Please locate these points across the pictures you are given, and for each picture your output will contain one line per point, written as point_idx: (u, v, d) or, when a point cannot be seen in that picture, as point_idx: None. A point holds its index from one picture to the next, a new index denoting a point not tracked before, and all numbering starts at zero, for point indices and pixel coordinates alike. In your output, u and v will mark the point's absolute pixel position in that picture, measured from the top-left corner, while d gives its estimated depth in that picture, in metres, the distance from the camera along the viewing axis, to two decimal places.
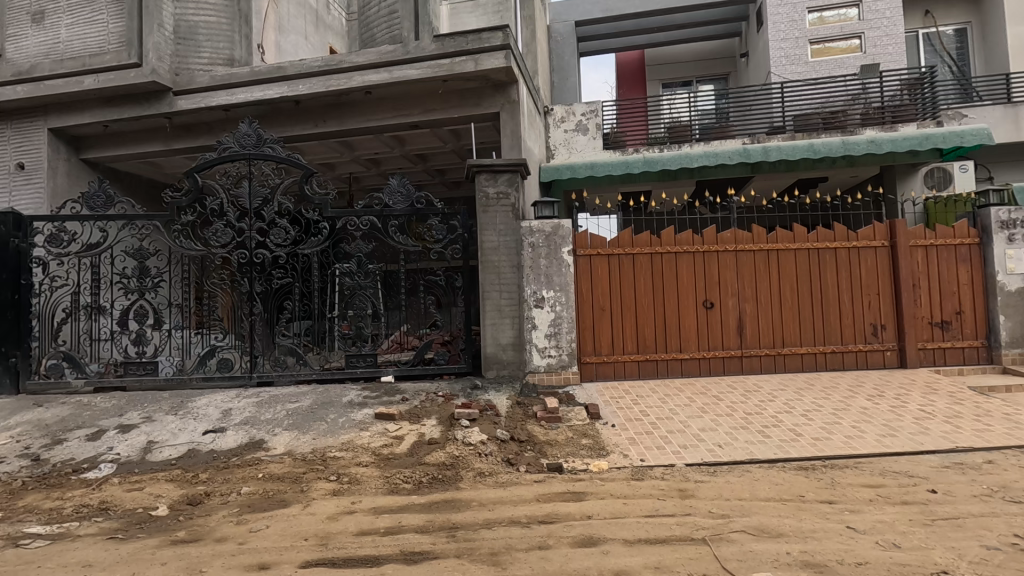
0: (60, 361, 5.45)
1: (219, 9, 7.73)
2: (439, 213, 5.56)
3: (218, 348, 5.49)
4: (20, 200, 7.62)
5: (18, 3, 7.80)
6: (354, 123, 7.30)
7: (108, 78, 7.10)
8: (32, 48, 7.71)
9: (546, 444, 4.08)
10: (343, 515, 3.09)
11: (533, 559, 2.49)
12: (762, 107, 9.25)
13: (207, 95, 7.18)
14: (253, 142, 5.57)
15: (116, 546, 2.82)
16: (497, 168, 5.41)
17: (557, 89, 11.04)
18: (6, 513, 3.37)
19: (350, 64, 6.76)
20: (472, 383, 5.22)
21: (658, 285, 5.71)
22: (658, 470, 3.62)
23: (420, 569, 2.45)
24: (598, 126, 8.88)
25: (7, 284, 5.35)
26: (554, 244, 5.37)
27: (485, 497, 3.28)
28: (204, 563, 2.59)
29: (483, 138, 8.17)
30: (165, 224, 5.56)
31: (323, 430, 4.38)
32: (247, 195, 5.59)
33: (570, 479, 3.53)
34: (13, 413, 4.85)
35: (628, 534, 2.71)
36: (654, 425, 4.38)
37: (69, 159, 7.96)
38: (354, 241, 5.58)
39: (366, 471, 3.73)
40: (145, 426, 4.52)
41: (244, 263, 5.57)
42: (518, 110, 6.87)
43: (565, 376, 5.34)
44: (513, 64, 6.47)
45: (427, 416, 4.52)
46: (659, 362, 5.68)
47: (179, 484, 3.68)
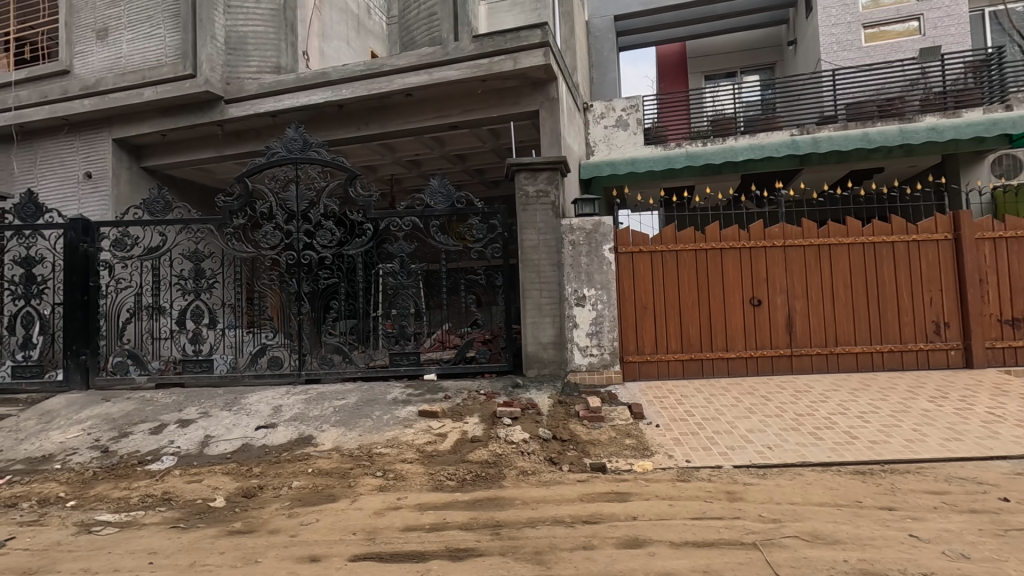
0: (124, 358, 5.76)
1: (267, 19, 8.01)
2: (479, 213, 5.58)
3: (268, 347, 5.67)
4: (88, 207, 8.10)
5: (85, 22, 8.30)
6: (395, 125, 7.43)
7: (166, 89, 7.49)
8: (97, 63, 8.18)
9: (588, 443, 4.05)
10: (389, 510, 3.15)
11: (578, 559, 2.47)
12: (812, 96, 8.90)
13: (257, 102, 7.47)
14: (300, 146, 5.74)
15: (178, 535, 2.97)
16: (536, 167, 5.41)
17: (596, 85, 10.93)
18: (80, 501, 3.60)
19: (390, 68, 6.88)
20: (513, 381, 5.24)
21: (703, 282, 5.58)
22: (704, 471, 3.54)
23: (465, 567, 2.46)
24: (639, 121, 8.74)
25: (77, 285, 5.69)
26: (595, 241, 5.31)
27: (529, 496, 3.28)
28: (259, 553, 2.69)
29: (522, 137, 8.18)
30: (218, 227, 5.79)
31: (369, 426, 4.49)
32: (294, 198, 5.77)
33: (614, 479, 3.49)
34: (82, 408, 5.15)
35: (675, 536, 2.66)
36: (699, 425, 4.29)
37: (131, 167, 8.40)
38: (396, 241, 5.68)
39: (411, 467, 3.79)
40: (202, 421, 4.74)
41: (292, 264, 5.75)
42: (558, 106, 6.83)
43: (608, 375, 5.28)
44: (552, 61, 6.43)
45: (469, 414, 4.57)
46: (704, 361, 5.55)
47: (235, 477, 3.84)
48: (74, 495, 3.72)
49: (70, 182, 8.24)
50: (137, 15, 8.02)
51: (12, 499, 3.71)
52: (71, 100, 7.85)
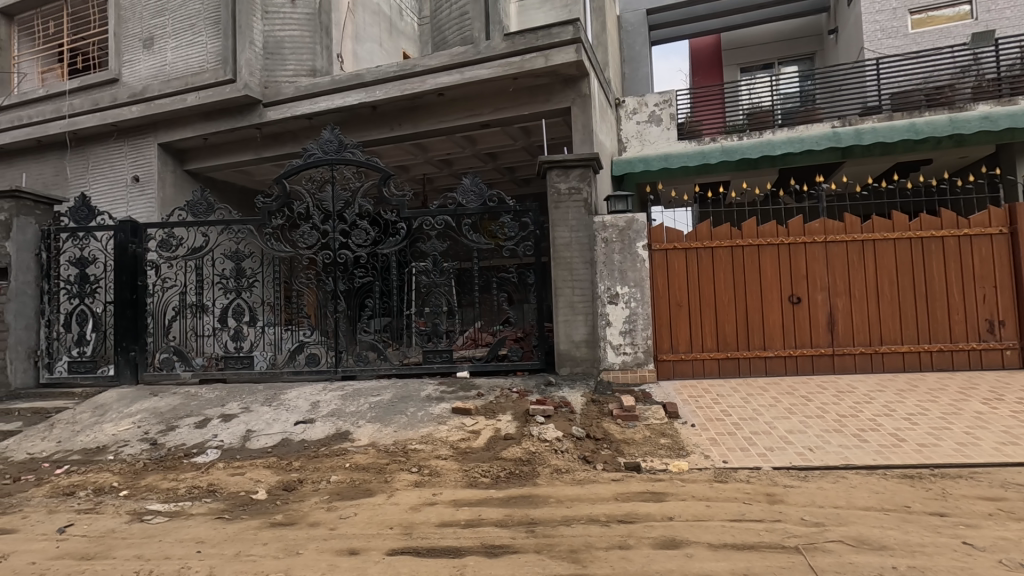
0: (170, 354, 5.98)
1: (302, 24, 8.19)
2: (511, 211, 5.60)
3: (306, 344, 5.82)
4: (136, 209, 8.44)
5: (132, 32, 8.65)
6: (428, 125, 7.50)
7: (207, 94, 7.74)
8: (144, 71, 8.51)
9: (623, 442, 4.01)
10: (425, 506, 3.19)
11: (614, 559, 2.45)
12: (855, 86, 8.60)
13: (294, 105, 7.66)
14: (335, 147, 5.86)
15: (223, 526, 3.07)
16: (568, 164, 5.38)
17: (628, 80, 10.81)
18: (132, 491, 3.77)
19: (423, 68, 6.95)
20: (545, 380, 5.22)
21: (740, 279, 5.46)
22: (743, 473, 3.46)
23: (501, 563, 2.48)
24: (672, 116, 8.60)
25: (126, 285, 5.94)
26: (628, 238, 5.26)
27: (564, 493, 3.27)
28: (300, 545, 2.76)
29: (554, 134, 8.15)
30: (257, 228, 5.95)
31: (404, 423, 4.55)
32: (330, 199, 5.90)
33: (649, 478, 3.45)
34: (133, 402, 5.38)
35: (712, 537, 2.61)
36: (736, 425, 4.20)
37: (175, 170, 8.71)
38: (429, 240, 5.74)
39: (446, 464, 3.83)
40: (243, 416, 4.89)
41: (329, 263, 5.88)
42: (590, 103, 6.77)
43: (642, 374, 5.22)
44: (584, 57, 6.39)
45: (502, 412, 4.58)
46: (741, 360, 5.44)
47: (276, 471, 3.95)
48: (126, 484, 3.90)
49: (119, 186, 8.60)
50: (180, 24, 8.31)
51: (70, 487, 3.91)
52: (120, 108, 8.20)
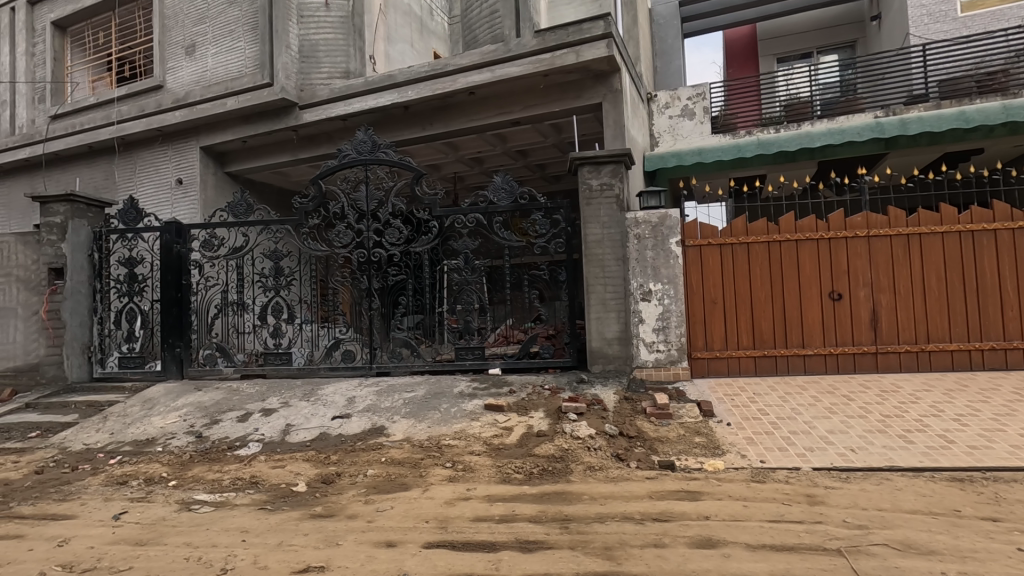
0: (213, 351, 6.19)
1: (336, 26, 8.35)
2: (542, 208, 5.60)
3: (342, 341, 5.95)
4: (180, 211, 8.76)
5: (175, 40, 8.97)
6: (459, 123, 7.56)
7: (246, 98, 7.97)
8: (186, 78, 8.82)
9: (657, 440, 3.98)
10: (460, 500, 3.23)
11: (649, 557, 2.44)
12: (900, 73, 8.29)
13: (328, 107, 7.83)
14: (369, 148, 5.97)
15: (266, 516, 3.17)
16: (600, 160, 5.34)
17: (660, 74, 10.67)
18: (179, 481, 3.93)
19: (454, 67, 7.00)
20: (577, 377, 5.22)
21: (777, 275, 5.33)
22: (781, 473, 3.39)
23: (536, 558, 2.49)
24: (705, 110, 8.43)
25: (172, 283, 6.19)
26: (661, 234, 5.19)
27: (597, 491, 3.27)
28: (339, 536, 2.83)
29: (585, 130, 8.10)
30: (295, 228, 6.10)
31: (437, 419, 4.62)
32: (364, 198, 6.01)
33: (684, 477, 3.41)
34: (179, 396, 5.60)
35: (751, 538, 2.57)
36: (774, 425, 4.10)
37: (216, 173, 9.01)
38: (461, 238, 5.81)
39: (479, 459, 3.87)
40: (283, 410, 5.03)
41: (363, 262, 5.99)
42: (621, 98, 6.70)
43: (675, 372, 5.16)
44: (615, 52, 6.33)
45: (535, 409, 4.60)
46: (778, 358, 5.31)
47: (314, 464, 4.06)
48: (174, 475, 4.06)
49: (164, 189, 8.94)
50: (220, 30, 8.58)
51: (122, 477, 4.10)
52: (165, 113, 8.53)
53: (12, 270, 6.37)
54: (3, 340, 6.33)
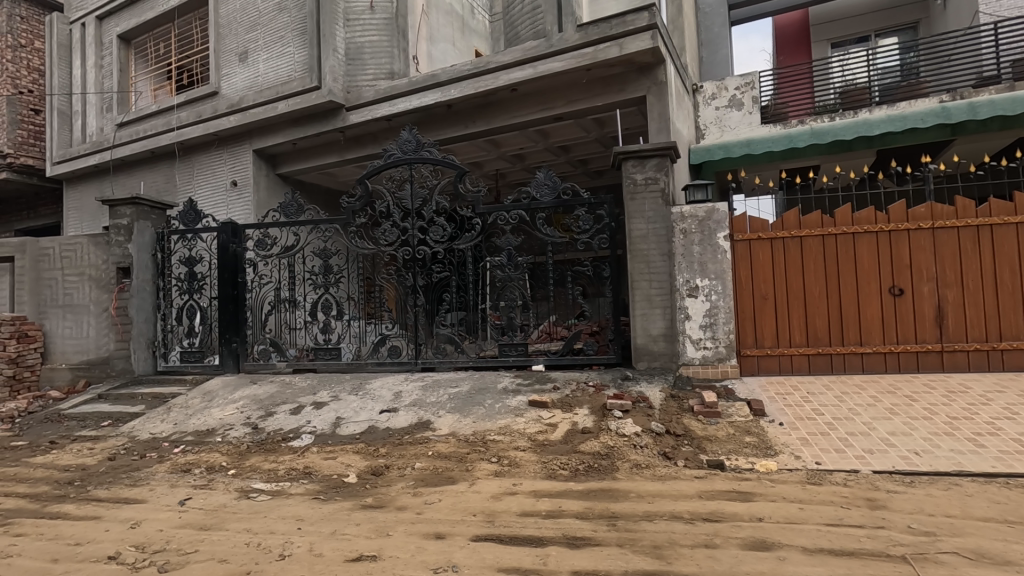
0: (267, 346, 6.44)
1: (381, 28, 8.51)
2: (586, 204, 5.56)
3: (388, 337, 6.07)
4: (235, 211, 9.13)
5: (229, 47, 9.34)
6: (501, 120, 7.58)
7: (296, 102, 8.24)
8: (239, 83, 9.19)
9: (705, 439, 3.89)
10: (506, 495, 3.26)
11: (700, 557, 2.39)
12: (968, 54, 7.84)
13: (374, 107, 8.01)
14: (413, 147, 6.07)
15: (320, 506, 3.29)
16: (644, 154, 5.25)
17: (706, 64, 10.39)
18: (238, 470, 4.11)
19: (496, 64, 7.03)
20: (622, 374, 5.16)
21: (833, 269, 5.12)
22: (840, 475, 3.26)
23: (583, 555, 2.48)
24: (755, 99, 8.15)
25: (229, 281, 6.48)
26: (708, 229, 5.07)
27: (644, 489, 3.23)
28: (390, 527, 2.89)
29: (628, 124, 7.98)
30: (343, 227, 6.25)
31: (482, 414, 4.66)
32: (409, 197, 6.12)
33: (735, 477, 3.33)
34: (236, 389, 5.86)
35: (808, 541, 2.48)
36: (830, 425, 3.95)
37: (268, 174, 9.34)
38: (504, 235, 5.83)
39: (524, 455, 3.89)
40: (333, 403, 5.19)
41: (408, 259, 6.10)
42: (666, 90, 6.57)
43: (723, 369, 5.02)
44: (660, 43, 6.22)
45: (579, 406, 4.58)
46: (834, 356, 5.10)
47: (364, 456, 4.17)
48: (234, 464, 4.26)
49: (220, 191, 9.33)
50: (271, 37, 8.89)
51: (186, 465, 4.33)
52: (221, 118, 8.93)
53: (85, 269, 6.81)
54: (77, 335, 6.77)
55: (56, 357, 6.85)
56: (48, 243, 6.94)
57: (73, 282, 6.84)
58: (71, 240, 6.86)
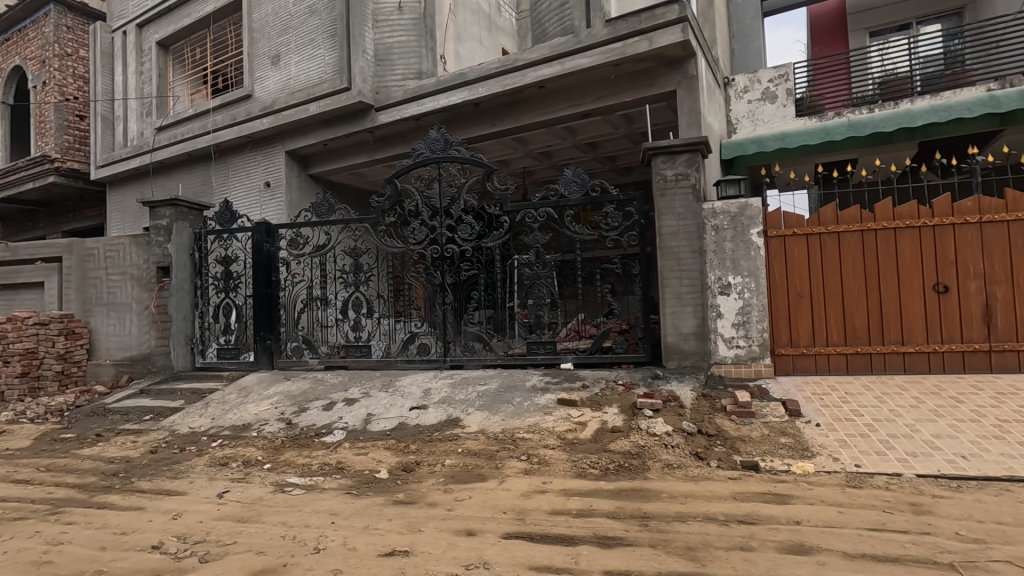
0: (300, 344, 6.57)
1: (409, 29, 8.59)
2: (615, 200, 5.51)
3: (417, 334, 6.13)
4: (268, 211, 9.34)
5: (262, 51, 9.55)
6: (528, 118, 7.56)
7: (326, 103, 8.38)
8: (272, 86, 9.38)
9: (739, 440, 3.81)
10: (536, 493, 3.25)
11: (735, 560, 2.35)
12: (1018, 40, 7.50)
13: (402, 107, 8.10)
14: (441, 146, 6.10)
15: (353, 500, 3.34)
16: (674, 149, 5.17)
17: (737, 57, 10.18)
18: (274, 464, 4.21)
19: (524, 62, 7.02)
20: (652, 372, 5.10)
21: (873, 266, 4.95)
22: (881, 479, 3.15)
23: (615, 554, 2.46)
24: (789, 92, 7.95)
25: (263, 280, 6.64)
26: (741, 225, 4.97)
27: (676, 489, 3.18)
28: (421, 523, 2.92)
29: (657, 120, 7.87)
30: (373, 226, 6.33)
31: (510, 412, 4.66)
32: (437, 195, 6.15)
33: (770, 479, 3.25)
34: (270, 385, 6.00)
35: (848, 546, 2.41)
36: (870, 427, 3.82)
37: (300, 175, 9.52)
38: (532, 233, 5.82)
39: (554, 453, 3.87)
40: (364, 400, 5.27)
41: (436, 257, 6.14)
42: (697, 84, 6.46)
43: (756, 369, 4.91)
44: (691, 36, 6.11)
45: (608, 404, 4.54)
46: (874, 355, 4.93)
47: (395, 452, 4.22)
48: (269, 458, 4.36)
49: (254, 192, 9.55)
50: (302, 40, 9.05)
51: (224, 458, 4.45)
52: (255, 120, 9.15)
53: (127, 269, 7.05)
54: (120, 332, 7.03)
55: (101, 353, 7.12)
56: (93, 243, 7.22)
57: (116, 281, 7.09)
58: (114, 241, 7.12)
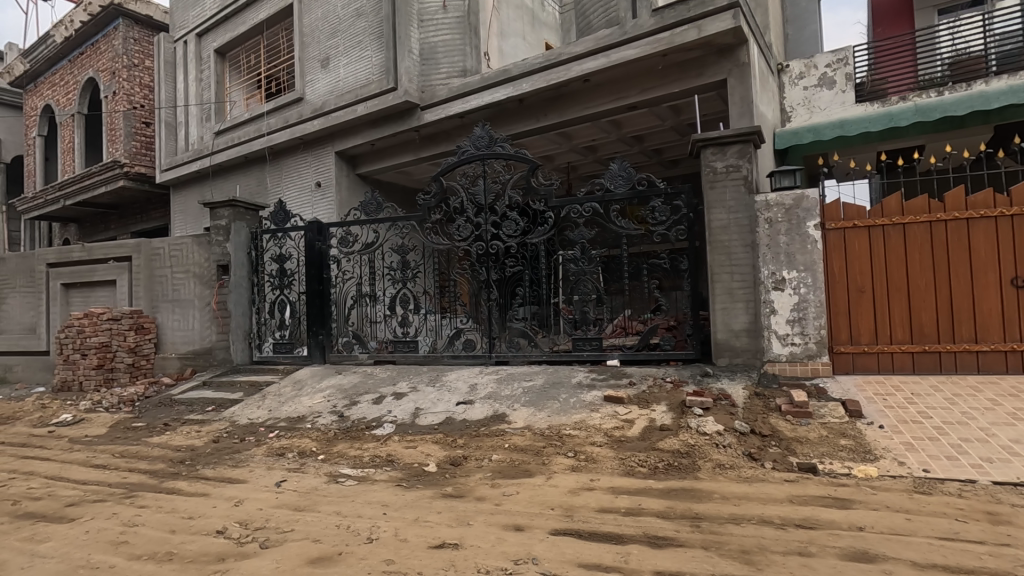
0: (350, 339, 6.76)
1: (454, 27, 8.66)
2: (662, 194, 5.40)
3: (463, 330, 6.21)
4: (319, 210, 9.63)
5: (312, 55, 9.84)
6: (573, 112, 7.49)
7: (374, 103, 8.56)
8: (322, 88, 9.65)
9: (795, 440, 3.68)
10: (583, 490, 3.23)
11: (793, 565, 2.26)
12: None
13: (447, 105, 8.18)
14: (486, 143, 6.12)
15: (403, 492, 3.42)
16: (725, 140, 5.00)
17: (791, 43, 9.78)
18: (327, 455, 4.35)
19: (568, 55, 6.96)
20: (701, 370, 4.96)
21: (943, 259, 4.66)
22: (952, 485, 2.97)
23: (666, 555, 2.42)
24: (848, 77, 7.58)
25: (315, 277, 6.86)
26: (797, 217, 4.77)
27: (729, 490, 3.09)
28: (470, 517, 2.95)
29: (707, 110, 7.64)
30: (419, 223, 6.43)
31: (556, 408, 4.65)
32: (482, 192, 6.19)
33: (830, 482, 3.11)
34: (323, 378, 6.21)
35: (917, 555, 2.28)
36: (939, 430, 3.60)
37: (349, 175, 9.77)
38: (577, 228, 5.77)
39: (601, 450, 3.84)
40: (412, 394, 5.37)
41: (481, 254, 6.18)
42: (749, 72, 6.23)
43: (813, 367, 4.71)
44: (742, 22, 5.91)
45: (656, 402, 4.46)
46: (943, 354, 4.65)
47: (443, 446, 4.28)
48: (323, 450, 4.51)
49: (306, 192, 9.87)
50: (350, 42, 9.27)
51: (280, 449, 4.63)
52: (306, 122, 9.45)
53: (190, 267, 7.42)
54: (184, 327, 7.41)
55: (167, 347, 7.53)
56: (159, 243, 7.64)
57: (180, 279, 7.47)
58: (178, 240, 7.51)
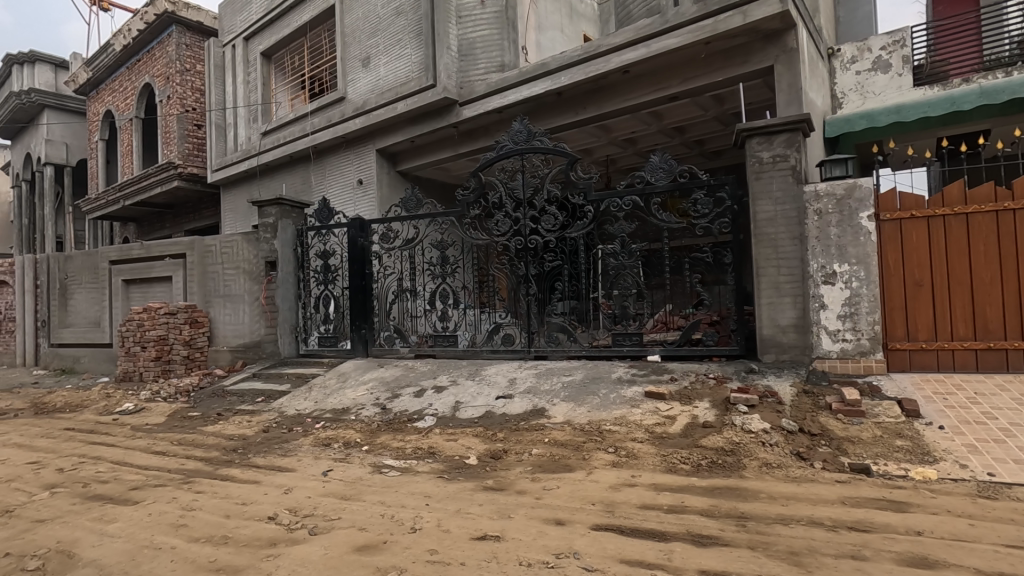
0: (391, 333, 6.90)
1: (491, 22, 8.66)
2: (704, 186, 5.26)
3: (502, 325, 6.24)
4: (360, 207, 9.84)
5: (353, 54, 10.04)
6: (612, 104, 7.38)
7: (413, 101, 8.67)
8: (363, 87, 9.84)
9: (846, 440, 3.54)
10: (624, 486, 3.21)
11: (846, 568, 2.18)
12: None
13: (485, 101, 8.21)
14: (524, 137, 6.10)
15: (445, 484, 3.47)
16: (772, 129, 4.84)
17: (842, 25, 9.37)
18: (371, 446, 4.46)
19: (607, 46, 6.88)
20: (746, 367, 4.83)
21: (1011, 251, 4.38)
22: (1020, 491, 2.80)
23: (712, 554, 2.38)
24: (905, 59, 7.21)
25: (358, 272, 7.02)
26: (848, 209, 4.58)
27: (777, 490, 3.01)
28: (511, 510, 2.98)
29: (752, 99, 7.41)
30: (458, 219, 6.48)
31: (596, 403, 4.62)
32: (521, 187, 6.19)
33: (885, 484, 2.98)
34: (366, 370, 6.36)
35: (982, 563, 2.17)
36: (1006, 432, 3.40)
37: (390, 172, 9.93)
38: (617, 222, 5.71)
39: (642, 446, 3.79)
40: (452, 388, 5.44)
41: (520, 248, 6.19)
42: (797, 57, 6.00)
43: (866, 364, 4.53)
44: (790, 6, 5.70)
45: (699, 398, 4.37)
46: (1011, 352, 4.38)
47: (483, 439, 4.32)
48: (367, 441, 4.62)
49: (347, 189, 10.11)
50: (390, 40, 9.41)
51: (326, 439, 4.77)
52: (348, 121, 9.67)
53: (240, 264, 7.71)
54: (235, 321, 7.72)
55: (219, 340, 7.85)
56: (211, 241, 7.96)
57: (231, 275, 7.77)
58: (228, 238, 7.80)
